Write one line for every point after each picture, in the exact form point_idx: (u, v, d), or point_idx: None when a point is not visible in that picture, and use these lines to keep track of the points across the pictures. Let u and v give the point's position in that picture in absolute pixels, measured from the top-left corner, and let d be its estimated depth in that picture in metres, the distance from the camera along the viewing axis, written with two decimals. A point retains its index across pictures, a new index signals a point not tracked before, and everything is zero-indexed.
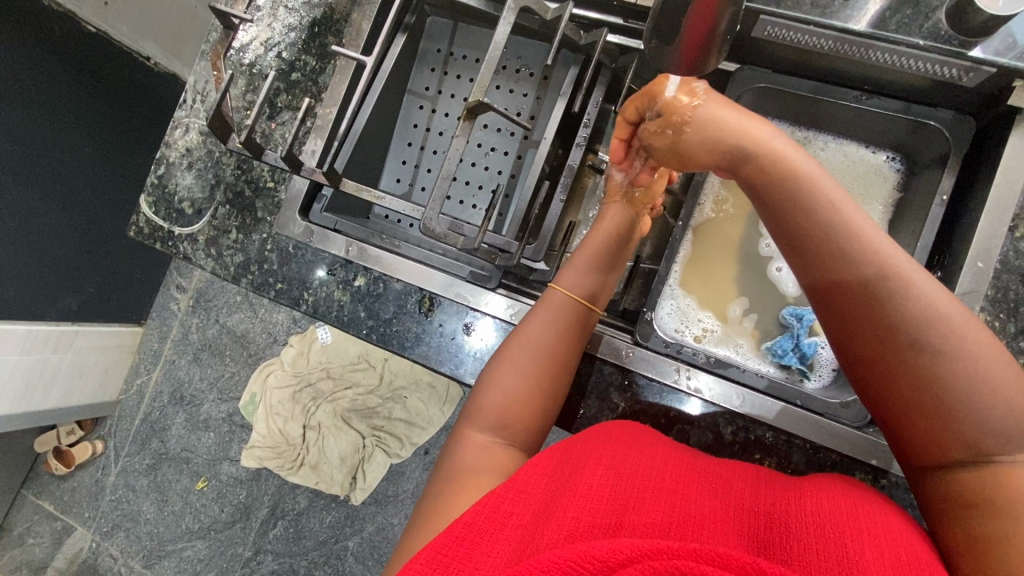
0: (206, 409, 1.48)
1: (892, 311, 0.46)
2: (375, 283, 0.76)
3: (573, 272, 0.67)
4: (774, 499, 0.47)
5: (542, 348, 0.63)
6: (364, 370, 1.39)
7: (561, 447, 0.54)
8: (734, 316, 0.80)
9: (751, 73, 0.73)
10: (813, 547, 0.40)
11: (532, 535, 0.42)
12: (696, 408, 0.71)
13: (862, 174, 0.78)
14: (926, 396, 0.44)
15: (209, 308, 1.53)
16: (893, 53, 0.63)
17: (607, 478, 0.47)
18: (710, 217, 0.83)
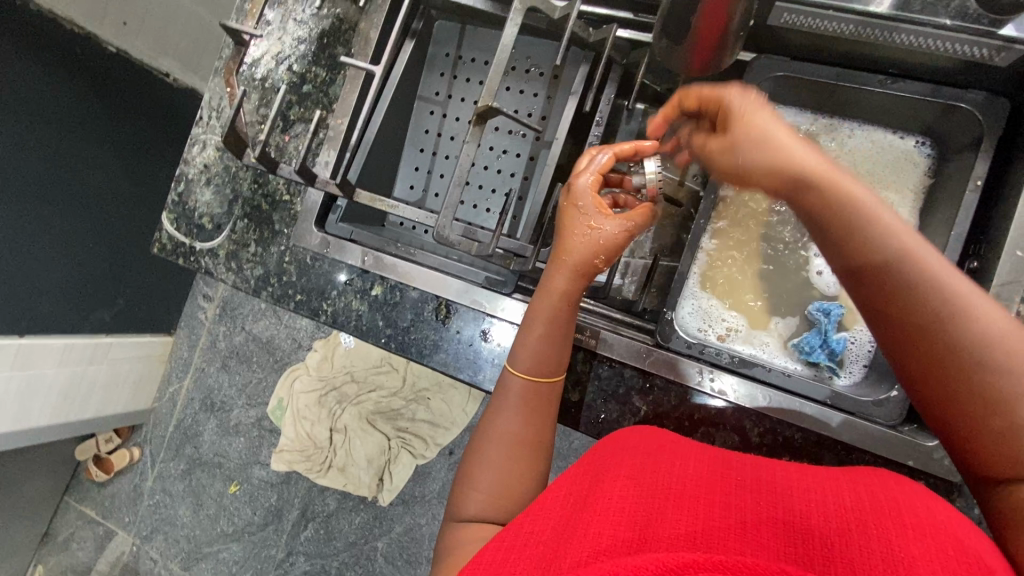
0: (236, 415, 1.51)
1: (913, 269, 0.43)
2: (392, 292, 0.77)
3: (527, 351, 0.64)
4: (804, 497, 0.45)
5: (507, 434, 0.62)
6: (387, 373, 1.40)
7: (575, 472, 0.54)
8: (759, 313, 0.78)
9: (771, 61, 0.71)
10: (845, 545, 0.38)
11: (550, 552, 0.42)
12: (722, 409, 0.69)
13: (890, 161, 0.75)
14: (936, 354, 0.43)
15: (235, 316, 1.56)
16: (920, 36, 0.60)
17: (623, 491, 0.47)
18: (731, 210, 0.80)
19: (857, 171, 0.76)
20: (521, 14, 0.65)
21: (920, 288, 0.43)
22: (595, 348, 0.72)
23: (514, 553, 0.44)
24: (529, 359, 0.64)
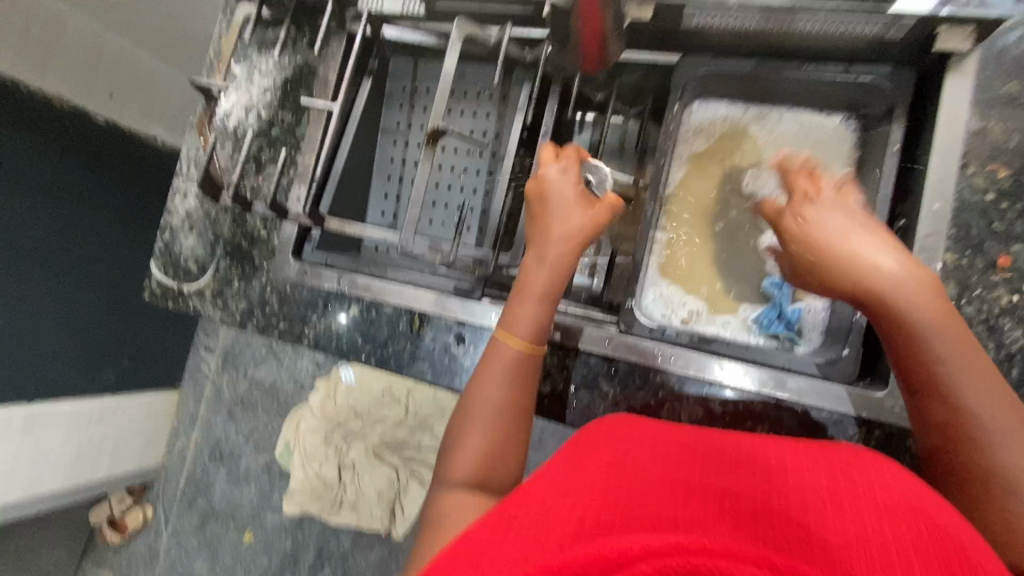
0: (245, 463, 1.44)
1: (955, 347, 0.52)
2: (368, 310, 0.81)
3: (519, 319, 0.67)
4: (790, 477, 0.44)
5: (496, 402, 0.65)
6: (390, 405, 1.26)
7: (555, 462, 0.54)
8: (717, 293, 0.82)
9: (694, 60, 0.77)
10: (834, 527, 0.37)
11: (526, 531, 0.42)
12: (686, 386, 0.72)
13: (821, 140, 0.79)
14: (950, 409, 0.52)
15: (236, 363, 1.43)
16: (819, 22, 0.66)
17: (605, 481, 0.46)
18: (678, 199, 0.85)
19: (791, 151, 0.80)
20: (459, 41, 0.71)
21: (947, 357, 0.52)
22: (561, 340, 0.76)
23: (497, 541, 0.42)
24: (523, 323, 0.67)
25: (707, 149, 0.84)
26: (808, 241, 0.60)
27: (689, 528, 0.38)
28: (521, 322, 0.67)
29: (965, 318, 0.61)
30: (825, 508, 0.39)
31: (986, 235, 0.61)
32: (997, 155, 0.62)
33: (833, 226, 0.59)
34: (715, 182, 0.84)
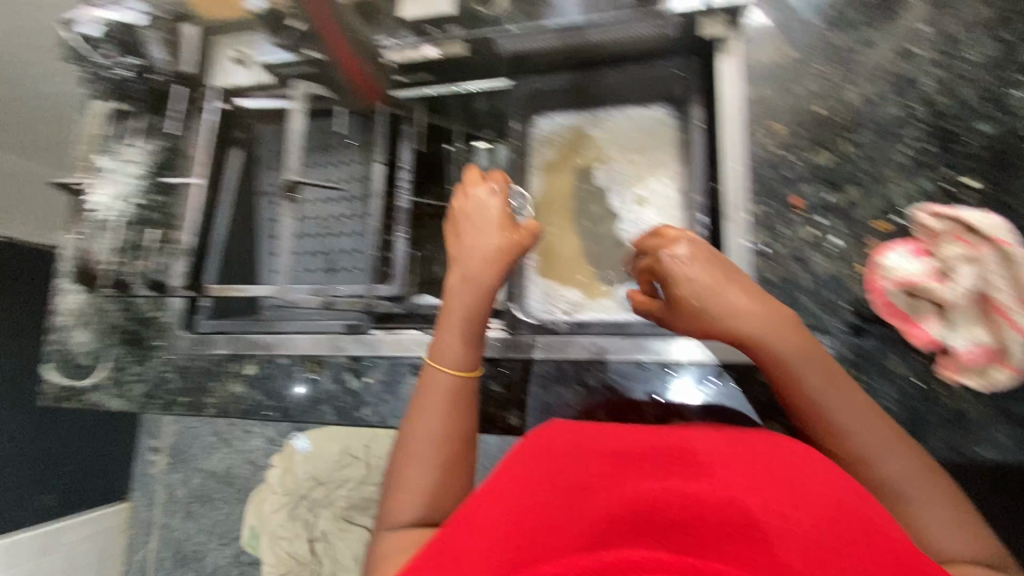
0: (209, 559, 1.47)
1: (838, 393, 0.52)
2: (263, 367, 0.82)
3: (444, 346, 0.60)
4: (743, 471, 0.40)
5: (433, 434, 0.58)
6: (352, 465, 1.32)
7: (519, 447, 0.48)
8: (591, 282, 0.88)
9: (522, 82, 0.86)
10: (782, 531, 0.34)
11: (466, 562, 0.37)
12: (578, 370, 0.72)
13: (649, 129, 0.88)
14: (863, 470, 0.51)
15: (186, 460, 1.53)
16: (606, 31, 0.75)
17: (560, 476, 0.41)
18: (540, 202, 0.91)
19: (625, 145, 0.89)
20: (300, 108, 0.81)
21: (851, 416, 0.52)
22: None
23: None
24: (454, 353, 0.60)
25: (557, 156, 0.92)
26: (692, 296, 0.52)
27: (646, 546, 0.33)
28: (450, 349, 0.60)
29: (780, 258, 0.68)
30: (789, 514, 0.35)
31: (780, 183, 0.69)
32: (775, 114, 0.70)
33: (707, 278, 0.52)
34: (570, 184, 0.91)
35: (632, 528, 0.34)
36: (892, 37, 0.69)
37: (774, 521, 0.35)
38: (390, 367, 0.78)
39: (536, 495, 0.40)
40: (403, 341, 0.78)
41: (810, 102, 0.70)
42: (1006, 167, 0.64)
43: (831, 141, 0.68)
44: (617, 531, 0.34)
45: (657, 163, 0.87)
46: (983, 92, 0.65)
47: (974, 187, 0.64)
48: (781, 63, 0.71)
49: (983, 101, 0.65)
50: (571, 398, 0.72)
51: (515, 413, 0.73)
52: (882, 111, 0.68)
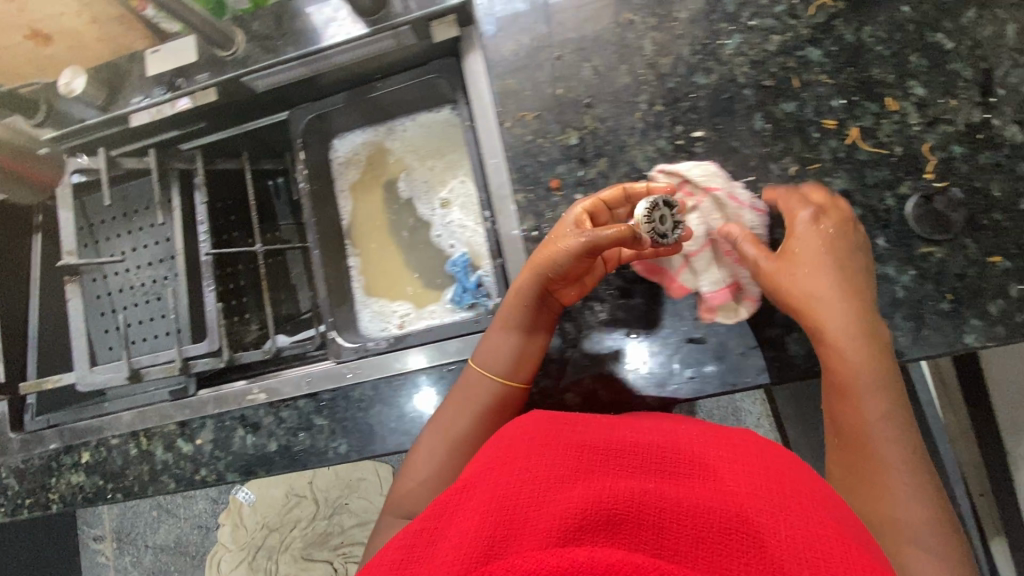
0: None
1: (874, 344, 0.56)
2: (98, 451, 0.81)
3: (487, 350, 0.65)
4: (749, 479, 0.44)
5: (435, 457, 0.63)
6: (299, 503, 1.39)
7: (507, 432, 0.50)
8: (420, 291, 0.89)
9: (300, 111, 0.84)
10: (771, 551, 0.37)
11: (447, 533, 0.41)
12: (391, 385, 0.75)
13: (441, 131, 0.89)
14: (863, 432, 0.55)
15: (133, 541, 1.53)
16: (351, 53, 0.74)
17: (542, 467, 0.44)
18: (353, 222, 0.92)
19: (422, 151, 0.90)
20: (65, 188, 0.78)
21: (857, 342, 0.56)
22: (265, 399, 0.76)
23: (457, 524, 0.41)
24: (489, 354, 0.65)
25: (362, 175, 0.92)
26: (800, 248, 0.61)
27: (611, 542, 0.39)
28: (494, 352, 0.65)
29: None
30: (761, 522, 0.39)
31: (539, 169, 0.72)
32: (521, 104, 0.73)
33: (822, 244, 0.60)
34: (380, 200, 0.92)
35: (600, 525, 0.39)
36: (611, 10, 0.72)
37: (768, 535, 0.38)
38: (218, 424, 0.78)
39: (522, 479, 0.43)
40: (224, 396, 0.78)
41: (552, 86, 0.72)
42: (727, 114, 0.68)
43: (575, 120, 0.71)
44: (589, 526, 0.39)
45: (454, 164, 0.90)
46: (697, 46, 0.69)
47: (703, 138, 0.68)
48: (518, 52, 0.73)
49: (698, 55, 0.69)
50: (390, 415, 0.74)
51: (342, 442, 0.74)
52: (614, 81, 0.71)
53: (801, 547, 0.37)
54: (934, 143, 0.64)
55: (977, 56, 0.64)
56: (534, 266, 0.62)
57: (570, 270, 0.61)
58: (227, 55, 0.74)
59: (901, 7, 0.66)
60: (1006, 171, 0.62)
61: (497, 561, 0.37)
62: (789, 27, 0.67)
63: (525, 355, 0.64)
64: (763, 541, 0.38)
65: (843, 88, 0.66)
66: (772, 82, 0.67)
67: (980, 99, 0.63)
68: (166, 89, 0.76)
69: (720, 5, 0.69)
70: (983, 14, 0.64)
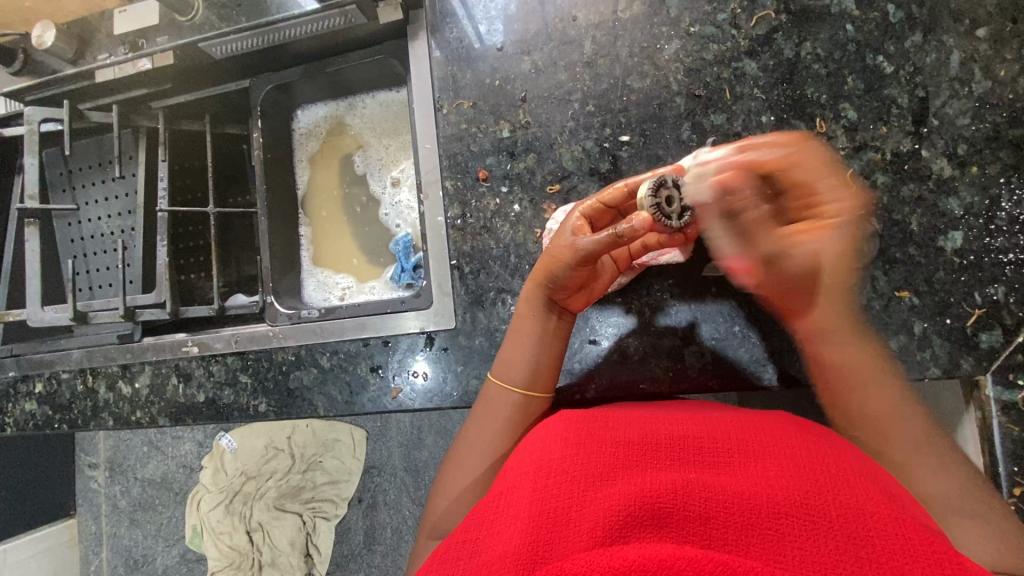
0: (161, 560, 1.49)
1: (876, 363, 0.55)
2: (50, 384, 0.87)
3: (506, 360, 0.64)
4: (810, 464, 0.44)
5: (473, 474, 0.60)
6: (276, 457, 1.34)
7: (539, 437, 0.52)
8: (363, 266, 0.92)
9: (260, 81, 0.87)
10: (839, 516, 0.38)
11: (489, 542, 0.41)
12: (315, 352, 0.77)
13: (399, 112, 0.91)
14: (885, 437, 0.52)
15: (125, 470, 1.52)
16: (303, 26, 0.75)
17: (577, 466, 0.45)
18: (309, 193, 0.94)
19: (379, 130, 0.93)
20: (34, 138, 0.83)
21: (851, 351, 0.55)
22: (199, 352, 0.81)
23: (506, 517, 0.43)
24: (507, 367, 0.63)
25: (321, 147, 0.95)
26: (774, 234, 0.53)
27: (661, 536, 0.39)
28: (511, 363, 0.63)
29: (473, 230, 0.73)
30: (811, 503, 0.40)
31: (470, 159, 0.73)
32: (460, 93, 0.74)
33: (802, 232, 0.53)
34: (335, 173, 0.94)
35: (646, 519, 0.40)
36: (556, 5, 0.72)
37: (829, 504, 0.39)
38: (154, 371, 0.83)
39: (555, 482, 0.44)
40: (163, 345, 0.83)
41: (491, 77, 0.74)
42: (655, 121, 0.68)
43: (510, 113, 0.73)
44: (634, 521, 0.39)
45: (408, 146, 0.92)
46: (636, 50, 0.69)
47: (629, 143, 0.69)
48: (462, 40, 0.75)
49: (636, 59, 0.69)
50: (308, 380, 0.77)
51: (262, 401, 0.78)
52: (551, 78, 0.72)
53: (864, 526, 0.37)
54: (858, 170, 0.63)
55: (915, 83, 0.62)
56: (537, 277, 0.61)
57: (571, 280, 0.59)
58: (186, 20, 0.78)
59: (845, 25, 0.64)
60: (928, 205, 0.61)
61: (545, 563, 0.38)
62: (729, 37, 0.67)
63: (546, 358, 0.63)
64: (818, 523, 0.38)
65: (774, 104, 0.65)
66: (704, 92, 0.67)
67: (912, 128, 0.62)
68: (129, 48, 0.80)
69: (664, 9, 0.69)
70: (929, 39, 0.62)
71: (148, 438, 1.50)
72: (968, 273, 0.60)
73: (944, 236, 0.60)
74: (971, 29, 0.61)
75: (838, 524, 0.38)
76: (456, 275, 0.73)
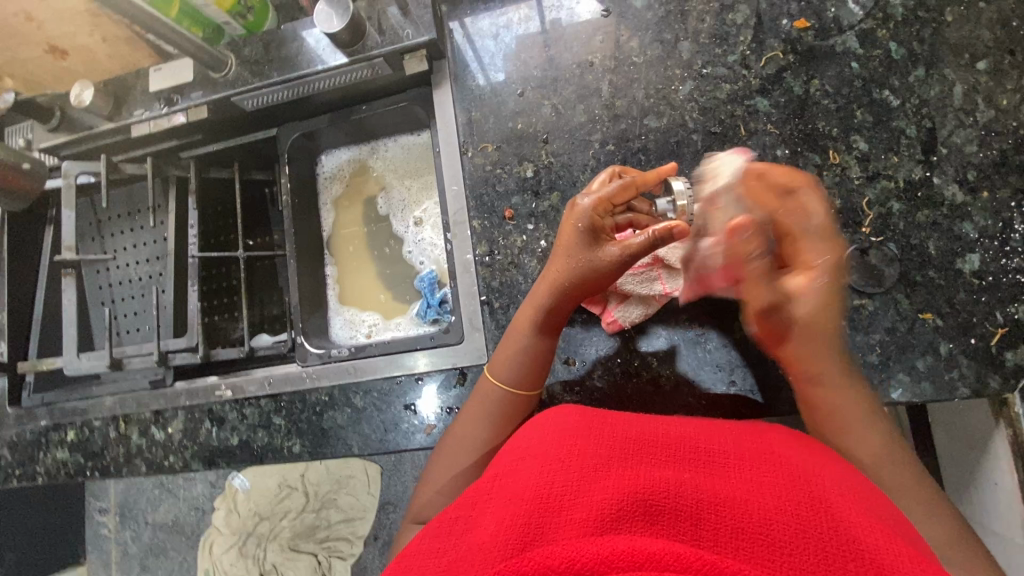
0: None
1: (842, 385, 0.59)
2: (82, 431, 0.88)
3: (502, 358, 0.66)
4: (807, 477, 0.45)
5: (460, 466, 0.64)
6: (291, 496, 1.34)
7: (538, 426, 0.53)
8: (388, 303, 0.94)
9: (287, 129, 0.90)
10: (833, 530, 0.39)
11: (482, 522, 0.43)
12: (348, 391, 0.79)
13: (420, 154, 0.95)
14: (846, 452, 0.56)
15: (136, 516, 1.50)
16: (331, 78, 0.79)
17: (572, 458, 0.46)
18: (334, 234, 0.97)
19: (401, 172, 0.96)
20: (70, 191, 0.85)
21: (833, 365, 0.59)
22: (232, 396, 0.82)
23: (500, 505, 0.44)
24: (506, 368, 0.66)
25: (344, 189, 0.98)
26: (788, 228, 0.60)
27: (649, 531, 0.40)
28: (510, 360, 0.66)
29: (501, 266, 0.75)
30: (801, 513, 0.41)
31: (496, 198, 0.76)
32: (484, 136, 0.78)
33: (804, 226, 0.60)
34: (359, 214, 0.97)
35: (638, 516, 0.40)
36: (573, 52, 0.76)
37: (825, 517, 0.40)
38: (188, 415, 0.84)
39: (550, 469, 0.45)
40: (196, 389, 0.84)
41: (513, 121, 0.77)
42: (674, 157, 0.71)
43: (532, 153, 0.76)
44: (625, 514, 0.41)
45: (429, 186, 0.95)
46: (652, 91, 0.73)
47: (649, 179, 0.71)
48: (484, 87, 0.79)
49: (652, 99, 0.73)
50: (342, 420, 0.78)
51: (297, 442, 0.79)
52: (571, 120, 0.75)
53: (848, 539, 0.38)
54: (873, 198, 0.65)
55: (921, 115, 0.65)
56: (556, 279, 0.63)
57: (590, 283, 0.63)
58: (220, 75, 0.80)
59: (850, 63, 0.68)
60: (943, 230, 0.63)
61: (534, 547, 0.39)
62: (740, 77, 0.70)
63: (538, 351, 0.66)
64: (805, 532, 0.39)
65: (788, 138, 0.68)
66: (719, 128, 0.70)
67: (921, 157, 0.65)
68: (164, 104, 0.83)
69: (676, 52, 0.73)
70: (931, 73, 0.66)
71: (160, 481, 1.50)
72: (988, 293, 0.62)
73: (962, 259, 0.63)
74: (971, 63, 0.65)
75: (824, 534, 0.39)
76: (486, 311, 0.75)
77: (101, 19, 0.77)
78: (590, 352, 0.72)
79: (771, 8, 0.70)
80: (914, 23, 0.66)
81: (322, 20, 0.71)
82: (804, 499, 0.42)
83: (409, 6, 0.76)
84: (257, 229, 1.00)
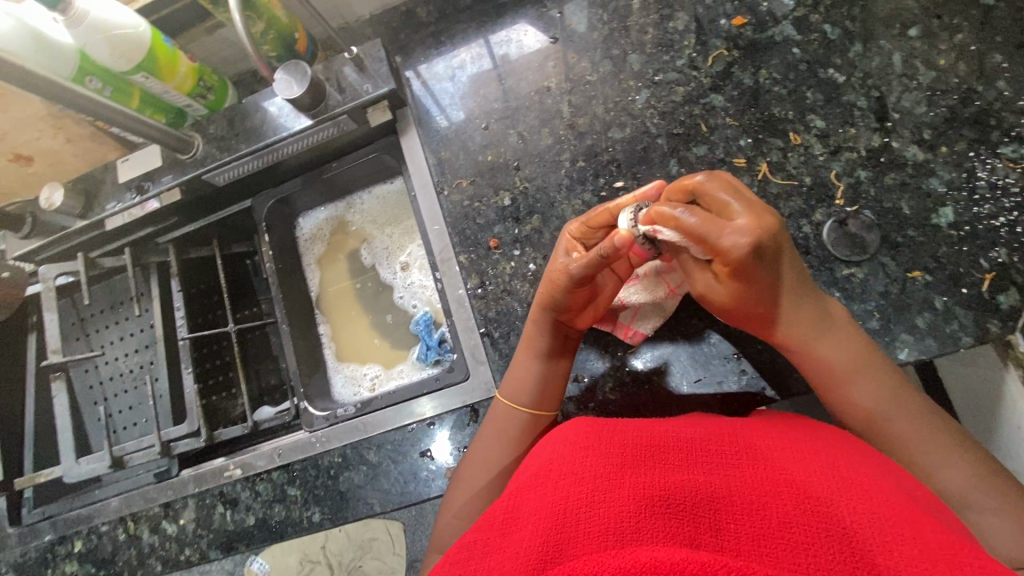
0: None
1: (854, 365, 0.55)
2: (88, 540, 0.84)
3: (512, 379, 0.67)
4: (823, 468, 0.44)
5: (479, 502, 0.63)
6: None
7: (549, 443, 0.52)
8: (385, 353, 0.93)
9: (263, 197, 0.91)
10: (854, 522, 0.38)
11: (499, 546, 0.42)
12: (359, 448, 0.77)
13: (397, 201, 0.96)
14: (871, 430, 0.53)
15: None
16: (300, 141, 0.80)
17: (585, 469, 0.45)
18: (322, 293, 0.97)
19: (380, 221, 0.97)
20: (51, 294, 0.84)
21: (835, 355, 0.55)
22: (242, 474, 0.80)
23: (517, 531, 0.43)
24: (520, 389, 0.66)
25: (326, 248, 0.98)
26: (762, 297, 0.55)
27: (670, 542, 0.38)
28: (521, 384, 0.66)
29: (494, 296, 0.75)
30: (826, 508, 0.39)
31: (478, 231, 0.77)
32: (457, 173, 0.79)
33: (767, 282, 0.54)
34: (345, 271, 0.98)
35: (656, 530, 0.39)
36: (527, 80, 0.79)
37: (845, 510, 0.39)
38: (199, 503, 0.81)
39: (564, 484, 0.44)
40: (204, 474, 0.81)
41: (483, 154, 0.79)
42: (644, 163, 0.73)
43: (507, 182, 0.77)
44: (644, 524, 0.39)
45: (411, 230, 0.96)
46: (610, 104, 0.75)
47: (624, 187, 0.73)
48: (448, 127, 0.81)
49: (612, 112, 0.75)
50: (359, 479, 0.76)
51: (315, 510, 0.77)
52: (538, 144, 0.77)
53: (874, 534, 0.37)
54: (840, 170, 0.67)
55: (868, 86, 0.68)
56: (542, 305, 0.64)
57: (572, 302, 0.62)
58: (187, 157, 0.81)
59: (792, 49, 0.71)
60: (912, 189, 0.65)
61: (554, 566, 0.38)
62: (691, 78, 0.73)
63: (551, 384, 0.65)
64: (831, 529, 0.38)
65: (748, 128, 0.70)
66: (681, 129, 0.72)
67: (877, 125, 0.67)
68: (135, 193, 0.82)
69: (627, 65, 0.76)
70: (869, 46, 0.69)
71: None
72: (968, 243, 0.63)
73: (936, 214, 0.65)
74: (903, 31, 0.69)
75: (848, 529, 0.37)
76: (487, 343, 0.75)
77: (64, 121, 0.78)
78: (597, 367, 0.72)
79: (708, 11, 0.74)
80: (842, 4, 0.70)
81: (283, 90, 0.72)
82: (824, 492, 0.41)
83: (365, 62, 0.78)
84: (245, 301, 1.00)
